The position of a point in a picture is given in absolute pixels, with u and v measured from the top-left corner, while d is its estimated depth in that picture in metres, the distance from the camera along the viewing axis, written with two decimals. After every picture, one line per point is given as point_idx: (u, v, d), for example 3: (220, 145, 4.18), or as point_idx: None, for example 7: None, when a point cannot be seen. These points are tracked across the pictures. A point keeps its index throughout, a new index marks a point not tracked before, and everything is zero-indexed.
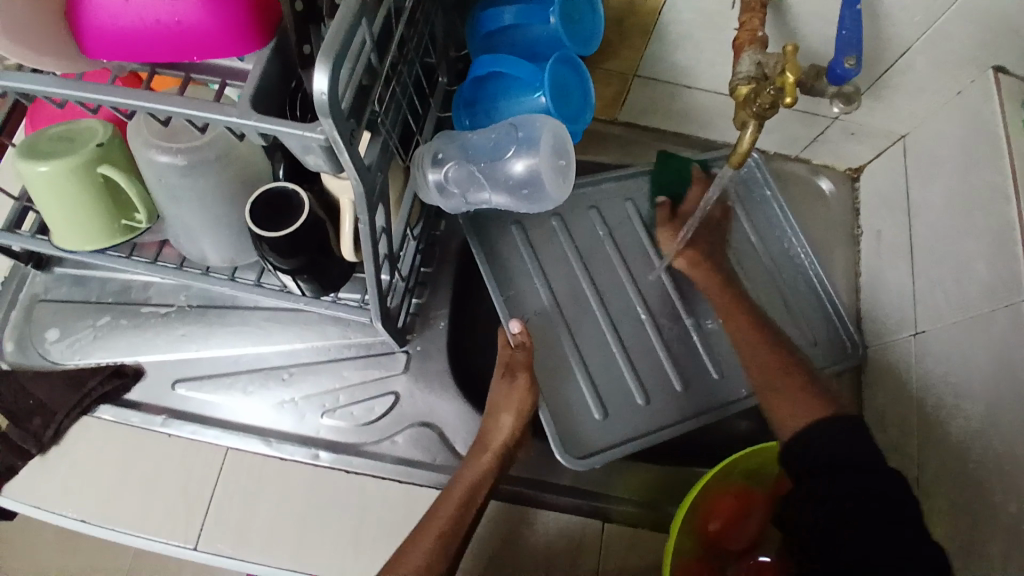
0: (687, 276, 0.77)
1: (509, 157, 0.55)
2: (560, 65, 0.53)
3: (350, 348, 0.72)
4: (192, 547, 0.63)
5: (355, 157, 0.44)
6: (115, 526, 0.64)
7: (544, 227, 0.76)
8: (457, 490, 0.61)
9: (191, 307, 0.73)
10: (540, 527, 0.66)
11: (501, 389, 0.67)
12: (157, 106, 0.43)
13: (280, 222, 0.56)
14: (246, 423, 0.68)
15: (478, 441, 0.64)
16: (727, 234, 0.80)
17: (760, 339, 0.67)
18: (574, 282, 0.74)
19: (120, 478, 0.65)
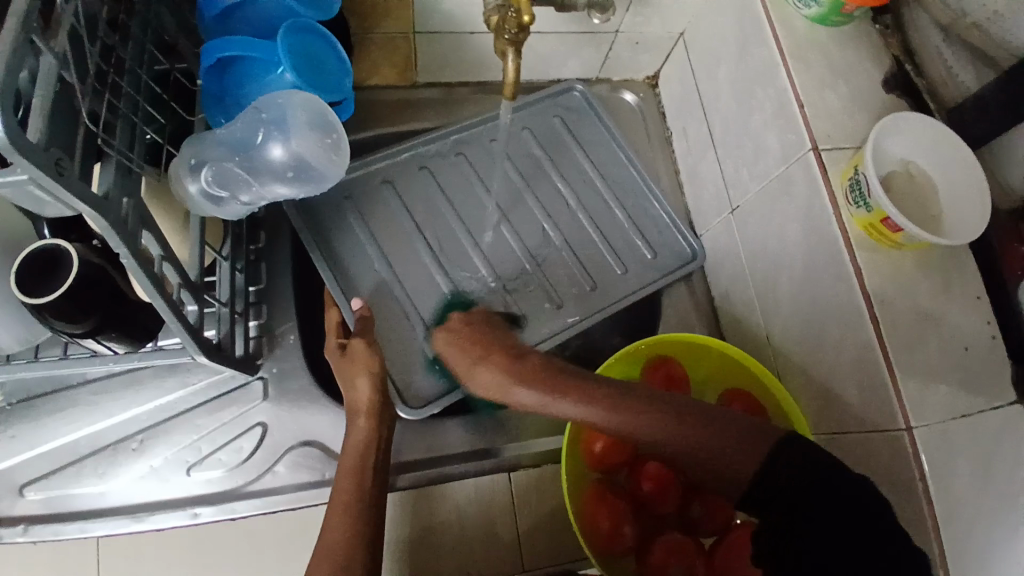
0: (524, 217, 0.77)
1: (265, 145, 0.52)
2: (296, 34, 0.52)
3: (199, 394, 0.68)
4: None
5: (81, 189, 0.41)
6: None
7: (375, 193, 0.75)
8: (351, 459, 0.58)
9: (11, 405, 0.66)
10: (444, 497, 0.65)
11: (342, 366, 0.63)
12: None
13: (50, 284, 0.52)
14: (114, 505, 0.63)
15: (348, 413, 0.61)
16: (557, 165, 0.80)
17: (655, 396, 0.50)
18: (414, 249, 0.73)
19: None
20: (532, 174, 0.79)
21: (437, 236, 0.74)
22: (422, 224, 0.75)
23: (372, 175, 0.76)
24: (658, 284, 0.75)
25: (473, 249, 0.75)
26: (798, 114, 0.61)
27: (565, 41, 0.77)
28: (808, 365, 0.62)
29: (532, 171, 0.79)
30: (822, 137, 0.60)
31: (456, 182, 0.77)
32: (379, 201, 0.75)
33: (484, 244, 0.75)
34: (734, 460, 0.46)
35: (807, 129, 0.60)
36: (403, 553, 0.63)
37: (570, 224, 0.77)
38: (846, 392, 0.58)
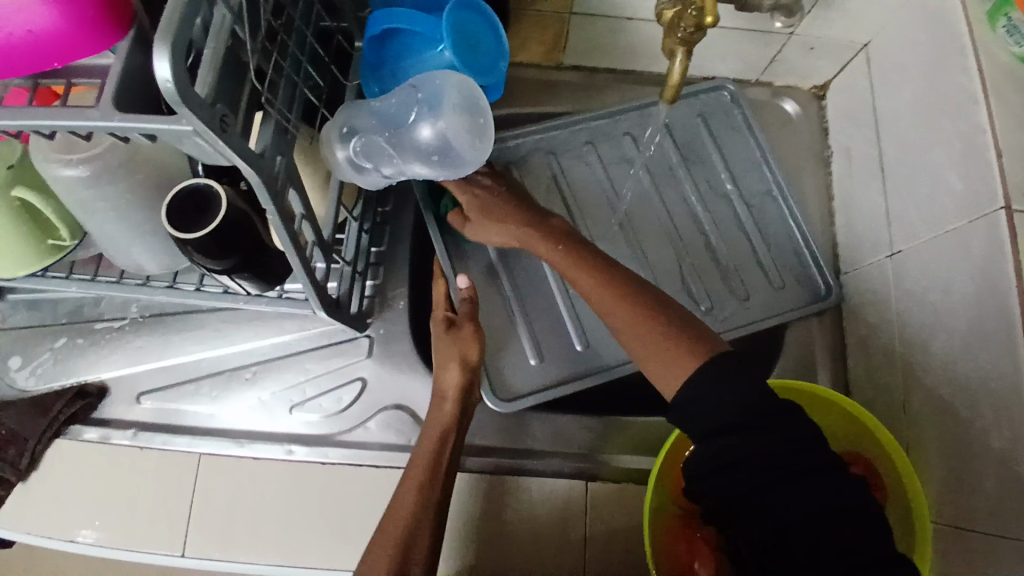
0: (648, 225, 0.73)
1: (415, 123, 0.50)
2: (461, 12, 0.50)
3: (310, 339, 0.71)
4: (179, 554, 0.63)
5: (238, 146, 0.41)
6: (101, 543, 0.64)
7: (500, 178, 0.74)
8: (426, 446, 0.57)
9: (144, 319, 0.71)
10: (517, 493, 0.65)
11: (441, 344, 0.62)
12: (16, 122, 0.40)
13: (197, 223, 0.54)
14: (221, 426, 0.68)
15: (434, 397, 0.61)
16: (693, 171, 0.75)
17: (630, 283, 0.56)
18: None
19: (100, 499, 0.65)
20: (664, 178, 0.75)
21: None
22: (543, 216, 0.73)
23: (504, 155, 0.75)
24: (781, 321, 0.69)
25: None
26: (995, 163, 0.53)
27: (730, 34, 0.70)
28: (948, 445, 0.56)
29: (664, 174, 0.75)
30: (1018, 195, 0.52)
31: (585, 174, 0.74)
32: None
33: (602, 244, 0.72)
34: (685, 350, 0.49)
35: (1001, 182, 0.52)
36: (473, 540, 0.64)
37: (696, 239, 0.73)
38: (986, 489, 0.51)
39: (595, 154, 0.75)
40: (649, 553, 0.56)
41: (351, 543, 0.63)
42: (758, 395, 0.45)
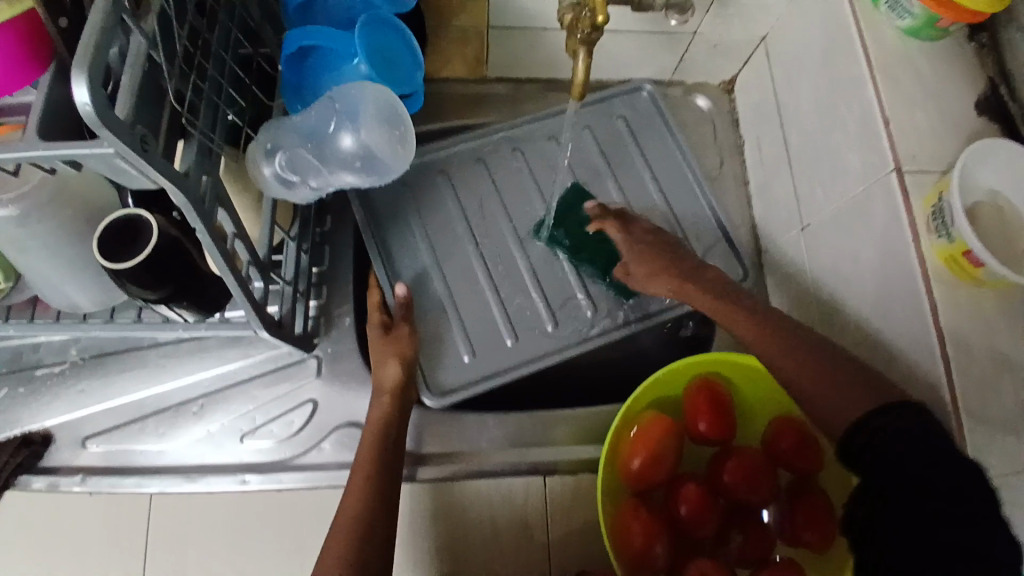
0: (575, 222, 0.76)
1: (335, 132, 0.54)
2: (372, 27, 0.53)
3: (257, 366, 0.71)
4: None
5: (161, 165, 0.42)
6: None
7: (430, 181, 0.77)
8: (368, 438, 0.60)
9: (86, 360, 0.70)
10: (474, 494, 0.66)
11: (378, 346, 0.66)
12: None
13: (130, 252, 0.55)
14: (170, 463, 0.67)
15: (372, 393, 0.64)
16: (614, 168, 0.78)
17: (817, 342, 0.55)
18: (460, 244, 0.74)
19: (53, 548, 0.64)
20: (589, 177, 0.78)
21: (481, 233, 0.75)
22: (470, 218, 0.76)
23: (430, 167, 0.77)
24: None
25: (516, 246, 0.75)
26: (884, 132, 0.58)
27: (639, 40, 0.75)
28: None
29: (588, 172, 0.78)
30: (906, 159, 0.56)
31: (512, 174, 0.78)
32: (433, 194, 0.76)
33: (531, 247, 0.75)
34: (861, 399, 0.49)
35: (890, 149, 0.57)
36: (435, 544, 0.65)
37: None
38: None
39: (520, 158, 0.78)
40: (603, 533, 0.57)
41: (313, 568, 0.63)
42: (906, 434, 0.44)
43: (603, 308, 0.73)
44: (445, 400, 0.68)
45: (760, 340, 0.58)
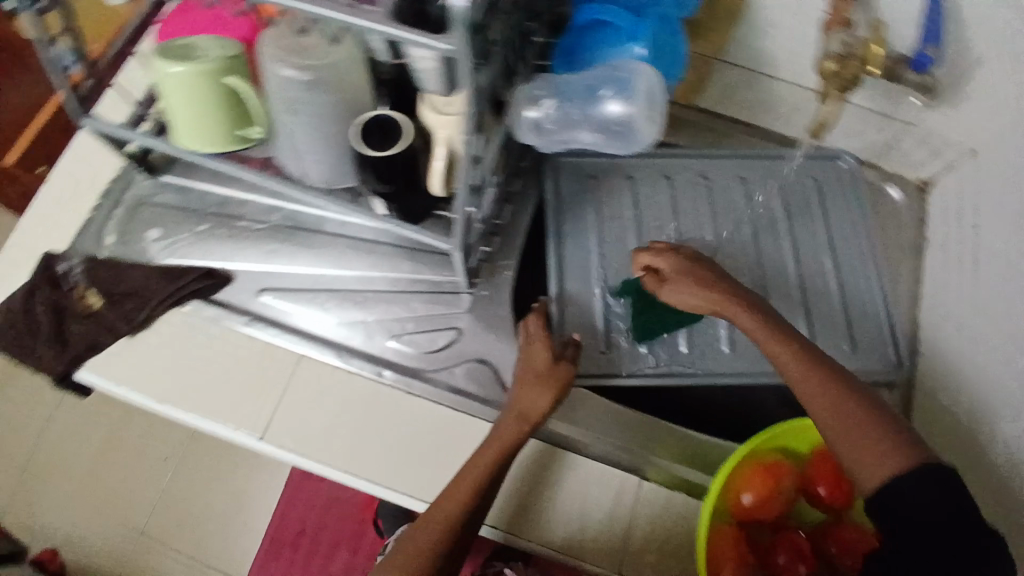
0: (742, 261, 0.78)
1: (604, 99, 0.72)
2: (657, 22, 0.71)
3: (419, 284, 0.77)
4: (258, 437, 0.70)
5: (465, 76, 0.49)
6: (187, 411, 0.71)
7: (616, 184, 0.82)
8: (488, 454, 0.64)
9: (283, 227, 0.79)
10: (573, 469, 0.70)
11: (535, 374, 0.68)
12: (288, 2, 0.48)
13: (381, 143, 0.64)
14: (324, 336, 0.74)
15: (514, 413, 0.66)
16: (795, 224, 0.80)
17: (843, 384, 0.59)
18: (626, 249, 0.80)
19: (201, 370, 0.73)
20: (765, 224, 0.80)
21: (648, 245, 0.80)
22: (642, 229, 0.80)
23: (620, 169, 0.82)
24: None
25: None
26: None
27: None
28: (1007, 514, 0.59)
29: (767, 220, 0.80)
30: None
31: (695, 198, 0.81)
32: (617, 191, 0.82)
33: None
34: (881, 456, 0.54)
35: None
36: (526, 498, 0.69)
37: (783, 280, 0.78)
38: None
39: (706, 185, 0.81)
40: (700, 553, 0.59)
41: (415, 477, 0.68)
42: (939, 505, 0.50)
43: (740, 349, 0.76)
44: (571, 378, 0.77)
45: (812, 388, 0.60)
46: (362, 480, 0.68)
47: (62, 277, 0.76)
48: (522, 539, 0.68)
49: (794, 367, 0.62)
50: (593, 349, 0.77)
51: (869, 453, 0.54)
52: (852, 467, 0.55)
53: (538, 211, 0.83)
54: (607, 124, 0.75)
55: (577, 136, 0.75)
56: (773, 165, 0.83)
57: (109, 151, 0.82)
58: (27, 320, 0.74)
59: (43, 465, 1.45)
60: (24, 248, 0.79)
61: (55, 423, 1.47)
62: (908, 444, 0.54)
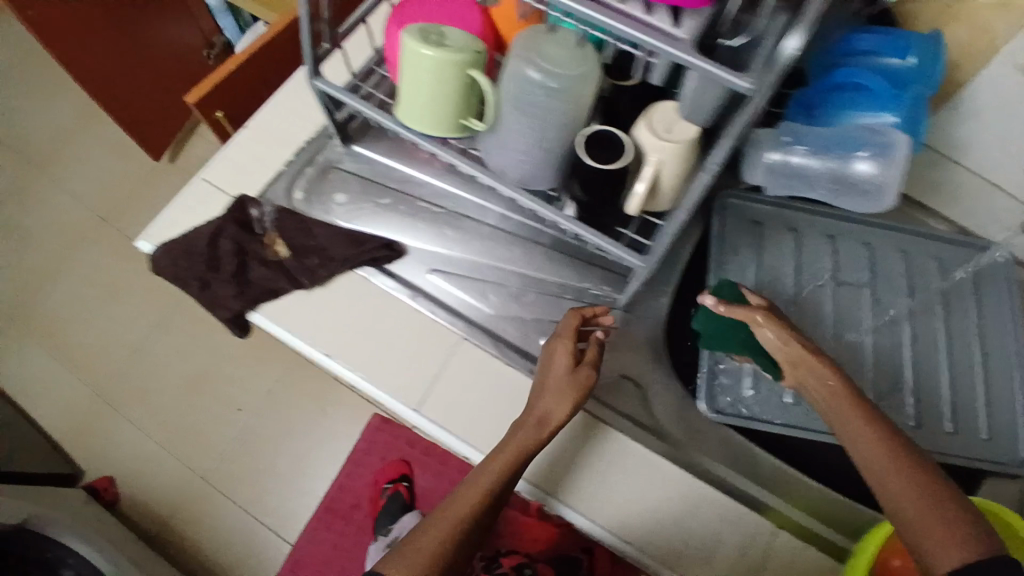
0: (892, 335, 0.81)
1: (856, 158, 0.80)
2: (912, 99, 0.78)
3: (575, 293, 0.81)
4: (413, 408, 0.75)
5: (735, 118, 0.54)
6: (352, 370, 0.76)
7: (779, 235, 0.85)
8: (501, 459, 0.67)
9: (459, 215, 0.85)
10: (707, 505, 0.72)
11: (563, 380, 0.70)
12: (601, 16, 0.54)
13: (603, 155, 0.67)
14: (486, 325, 0.80)
15: (535, 417, 0.69)
16: (949, 309, 0.82)
17: (918, 468, 0.58)
18: (783, 299, 0.81)
19: (368, 334, 0.78)
20: (920, 302, 0.82)
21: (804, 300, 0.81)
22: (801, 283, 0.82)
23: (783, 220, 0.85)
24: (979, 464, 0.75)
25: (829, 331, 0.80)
26: None
27: None
28: None
29: (923, 300, 0.82)
30: None
31: (855, 264, 0.83)
32: (780, 244, 0.84)
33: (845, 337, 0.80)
34: (946, 547, 0.52)
35: None
36: (660, 522, 0.72)
37: (930, 361, 0.80)
38: None
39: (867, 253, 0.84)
40: None
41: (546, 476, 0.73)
42: None
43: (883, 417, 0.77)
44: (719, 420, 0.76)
45: (881, 469, 0.59)
46: None
47: (253, 220, 0.81)
48: (564, 507, 0.72)
49: (861, 426, 0.62)
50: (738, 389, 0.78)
51: (936, 540, 0.53)
52: (908, 528, 0.55)
53: (698, 246, 0.88)
54: (853, 179, 0.83)
55: (818, 175, 0.84)
56: (936, 247, 0.86)
57: (310, 114, 0.88)
58: (212, 256, 0.78)
59: (119, 391, 1.51)
60: (213, 184, 0.83)
61: (144, 349, 1.54)
62: (971, 529, 0.53)
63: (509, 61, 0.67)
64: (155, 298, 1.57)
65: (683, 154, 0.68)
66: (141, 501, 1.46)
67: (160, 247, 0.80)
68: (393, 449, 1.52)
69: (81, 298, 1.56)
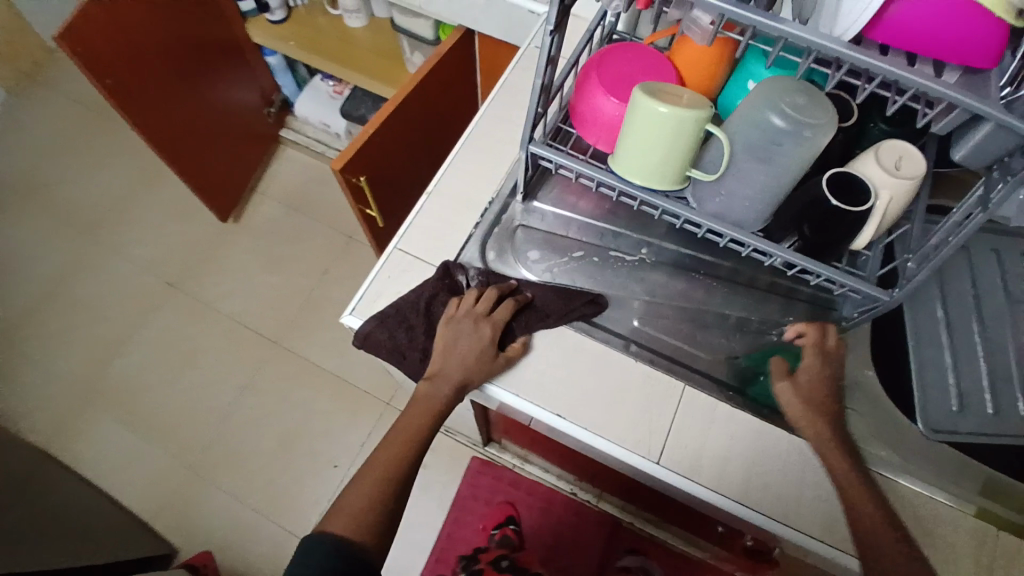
0: None
1: None
2: None
3: (777, 327, 0.87)
4: (654, 460, 0.78)
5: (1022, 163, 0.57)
6: (587, 426, 0.79)
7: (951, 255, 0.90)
8: (424, 416, 0.75)
9: (655, 262, 0.89)
10: (940, 518, 0.75)
11: (484, 356, 0.77)
12: (899, 73, 0.56)
13: (846, 199, 0.72)
14: (701, 367, 0.84)
15: (448, 380, 0.76)
16: None
17: (896, 521, 0.67)
18: (965, 315, 0.87)
19: (594, 389, 0.81)
20: None
21: (984, 315, 0.87)
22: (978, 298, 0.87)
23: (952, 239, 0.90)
24: None
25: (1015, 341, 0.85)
26: None
27: None
28: None
29: None
30: None
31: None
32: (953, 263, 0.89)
33: None
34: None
35: None
36: None
37: None
38: None
39: None
40: None
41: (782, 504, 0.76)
42: None
43: None
44: (935, 437, 0.81)
45: (857, 504, 0.68)
46: (750, 509, 0.76)
47: (461, 286, 0.84)
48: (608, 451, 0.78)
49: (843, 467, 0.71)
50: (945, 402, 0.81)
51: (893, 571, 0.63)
52: (867, 552, 0.65)
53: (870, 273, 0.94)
54: None
55: None
56: None
57: (491, 177, 0.92)
58: (430, 323, 0.81)
59: (210, 461, 1.49)
60: (410, 253, 0.87)
61: (234, 409, 1.54)
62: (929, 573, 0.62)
63: (744, 112, 0.72)
64: (239, 362, 1.58)
65: (910, 191, 0.72)
66: (242, 568, 1.40)
67: (370, 318, 0.81)
68: (498, 491, 1.50)
69: (165, 365, 1.58)
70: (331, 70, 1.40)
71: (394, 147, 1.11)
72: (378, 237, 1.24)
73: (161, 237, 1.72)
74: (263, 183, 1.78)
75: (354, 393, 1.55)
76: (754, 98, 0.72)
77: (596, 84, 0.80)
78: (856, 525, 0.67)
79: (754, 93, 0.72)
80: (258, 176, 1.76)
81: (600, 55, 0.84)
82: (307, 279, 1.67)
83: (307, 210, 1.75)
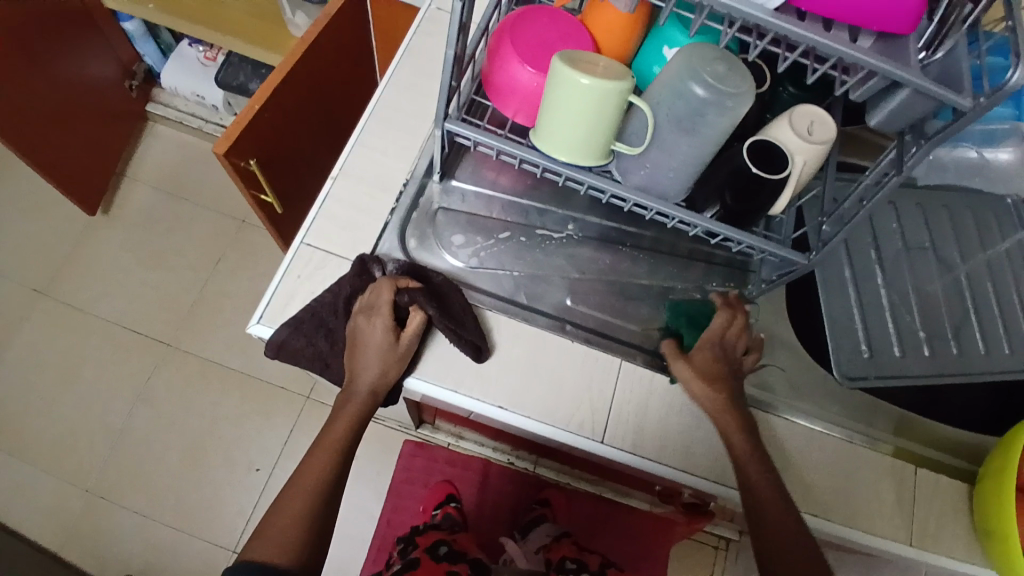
0: (958, 282, 0.92)
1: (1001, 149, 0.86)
2: None
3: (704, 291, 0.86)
4: (599, 439, 0.76)
5: (936, 127, 0.60)
6: (528, 414, 0.76)
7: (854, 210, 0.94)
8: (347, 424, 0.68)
9: (582, 237, 0.86)
10: (861, 462, 0.81)
11: (382, 353, 0.70)
12: (822, 42, 0.56)
13: (769, 166, 0.71)
14: (637, 340, 0.82)
15: (371, 384, 0.69)
16: (993, 247, 0.95)
17: (782, 487, 0.71)
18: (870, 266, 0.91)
19: (533, 376, 0.78)
20: (968, 247, 0.94)
21: (886, 264, 0.92)
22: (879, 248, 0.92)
23: None
24: None
25: (913, 287, 0.91)
26: None
27: None
28: None
29: (971, 245, 0.95)
30: None
31: (915, 224, 0.95)
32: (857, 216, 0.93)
33: (923, 289, 0.91)
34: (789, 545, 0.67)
35: None
36: (829, 488, 0.79)
37: (990, 296, 0.92)
38: None
39: (922, 213, 0.95)
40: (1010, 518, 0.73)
41: (724, 467, 0.77)
42: None
43: (971, 352, 0.88)
44: (851, 384, 0.85)
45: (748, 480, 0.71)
46: (693, 477, 0.77)
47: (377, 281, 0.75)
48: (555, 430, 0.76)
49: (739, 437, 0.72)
50: (857, 351, 0.86)
51: (782, 540, 0.67)
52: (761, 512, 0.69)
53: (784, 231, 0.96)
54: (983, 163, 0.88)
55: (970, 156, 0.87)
56: (974, 198, 0.97)
57: (404, 157, 0.85)
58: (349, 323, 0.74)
59: (114, 482, 1.36)
60: (321, 248, 0.79)
61: (131, 422, 1.40)
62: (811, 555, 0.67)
63: (667, 82, 0.70)
64: (133, 370, 1.44)
65: (823, 155, 0.73)
66: None
67: (283, 325, 0.74)
68: (434, 471, 1.48)
69: (41, 383, 1.42)
70: (196, 34, 1.24)
71: (285, 124, 1.00)
72: (279, 224, 1.13)
73: (20, 240, 1.51)
74: (135, 168, 1.59)
75: (269, 390, 1.46)
76: (674, 66, 0.70)
77: (509, 50, 0.75)
78: (747, 487, 0.70)
79: (676, 60, 0.71)
80: (124, 159, 1.57)
81: (514, 17, 0.78)
82: (200, 271, 1.52)
83: (192, 195, 1.58)
